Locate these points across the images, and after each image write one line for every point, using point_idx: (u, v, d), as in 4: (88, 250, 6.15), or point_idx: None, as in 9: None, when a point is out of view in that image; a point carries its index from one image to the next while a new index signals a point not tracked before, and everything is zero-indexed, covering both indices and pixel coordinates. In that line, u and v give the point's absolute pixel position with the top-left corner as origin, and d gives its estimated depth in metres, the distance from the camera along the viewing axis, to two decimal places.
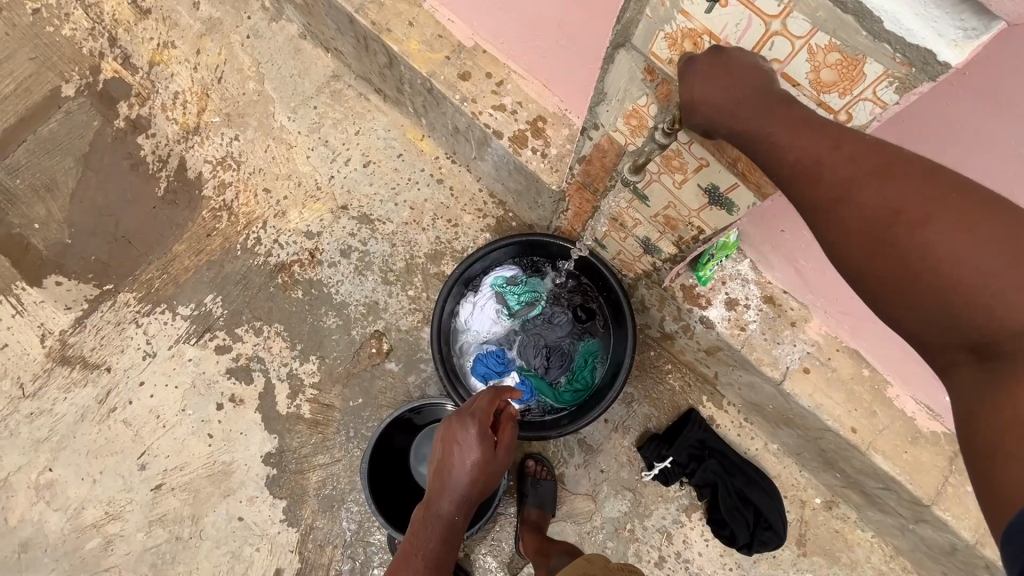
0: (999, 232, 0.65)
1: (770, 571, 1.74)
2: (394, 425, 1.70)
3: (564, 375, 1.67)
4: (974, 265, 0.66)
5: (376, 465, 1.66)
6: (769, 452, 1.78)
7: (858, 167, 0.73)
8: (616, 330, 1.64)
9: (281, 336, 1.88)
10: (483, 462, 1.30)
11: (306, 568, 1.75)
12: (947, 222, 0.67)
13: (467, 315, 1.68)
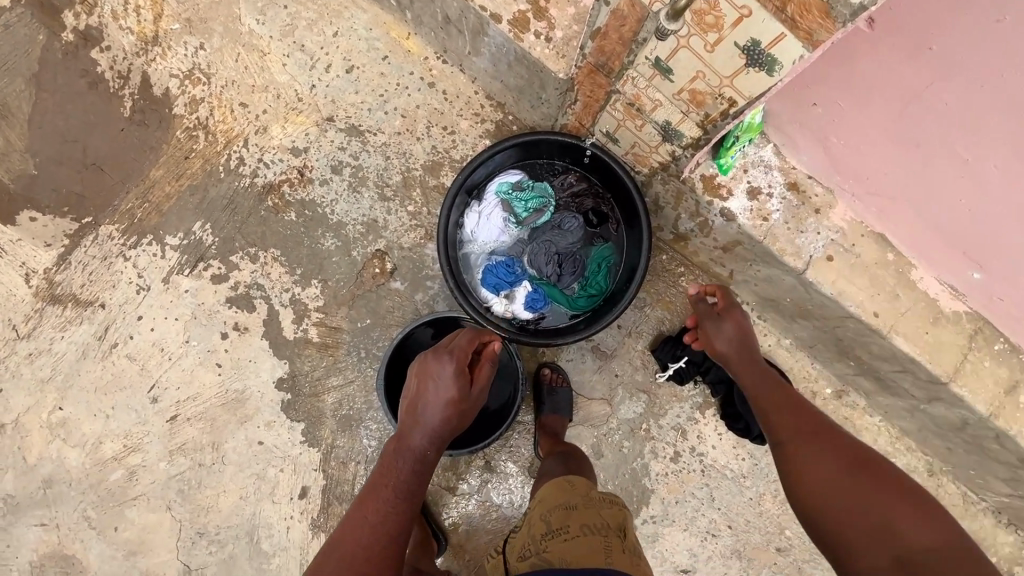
0: (925, 523, 0.90)
1: None
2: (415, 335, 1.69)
3: (577, 281, 1.62)
4: (903, 528, 0.89)
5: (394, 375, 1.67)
6: (782, 348, 1.79)
7: (831, 439, 1.08)
8: (631, 230, 1.58)
9: (278, 261, 1.81)
10: (459, 399, 1.27)
11: (331, 485, 1.78)
12: (887, 496, 0.95)
13: (473, 227, 1.62)
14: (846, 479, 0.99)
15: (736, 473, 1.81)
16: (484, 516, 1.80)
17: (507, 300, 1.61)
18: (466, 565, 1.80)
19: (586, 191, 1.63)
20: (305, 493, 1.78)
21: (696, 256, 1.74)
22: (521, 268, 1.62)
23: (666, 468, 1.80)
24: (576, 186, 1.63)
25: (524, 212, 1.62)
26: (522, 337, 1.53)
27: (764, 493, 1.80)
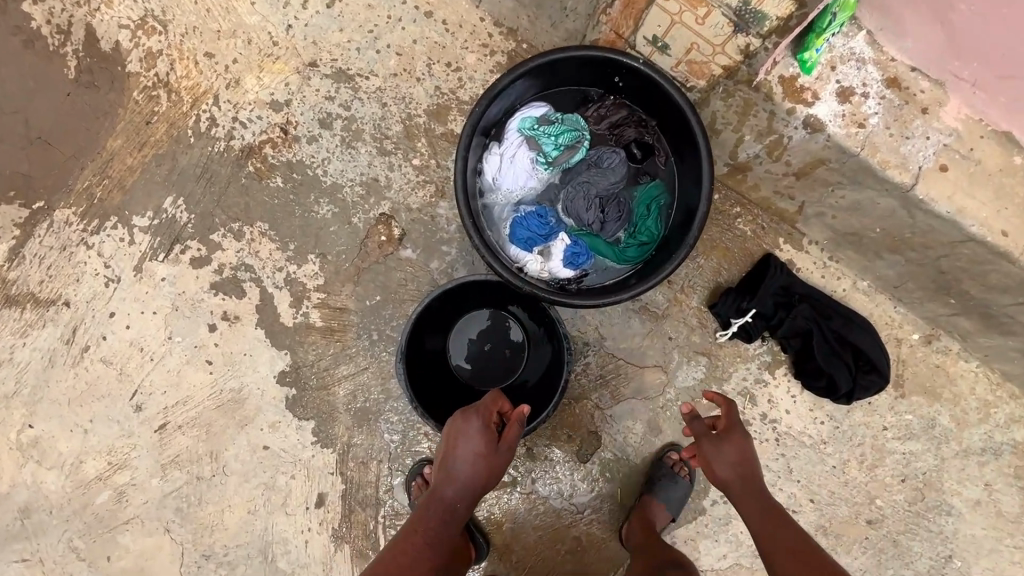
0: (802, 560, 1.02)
1: (866, 418, 1.57)
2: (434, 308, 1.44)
3: (623, 230, 1.37)
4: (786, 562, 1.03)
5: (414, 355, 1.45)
6: (859, 292, 1.54)
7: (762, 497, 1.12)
8: (684, 162, 1.31)
9: (267, 236, 1.55)
10: (488, 456, 1.12)
11: (352, 489, 1.55)
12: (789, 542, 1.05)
13: (494, 172, 1.34)
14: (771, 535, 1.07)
15: (815, 439, 1.57)
16: (530, 510, 1.57)
17: (543, 258, 1.35)
18: (513, 568, 1.57)
19: (626, 120, 1.36)
20: (322, 501, 1.55)
21: (756, 191, 1.49)
22: (555, 219, 1.36)
23: None
24: (613, 116, 1.37)
25: (555, 149, 1.34)
26: (566, 298, 1.25)
27: (849, 459, 1.57)
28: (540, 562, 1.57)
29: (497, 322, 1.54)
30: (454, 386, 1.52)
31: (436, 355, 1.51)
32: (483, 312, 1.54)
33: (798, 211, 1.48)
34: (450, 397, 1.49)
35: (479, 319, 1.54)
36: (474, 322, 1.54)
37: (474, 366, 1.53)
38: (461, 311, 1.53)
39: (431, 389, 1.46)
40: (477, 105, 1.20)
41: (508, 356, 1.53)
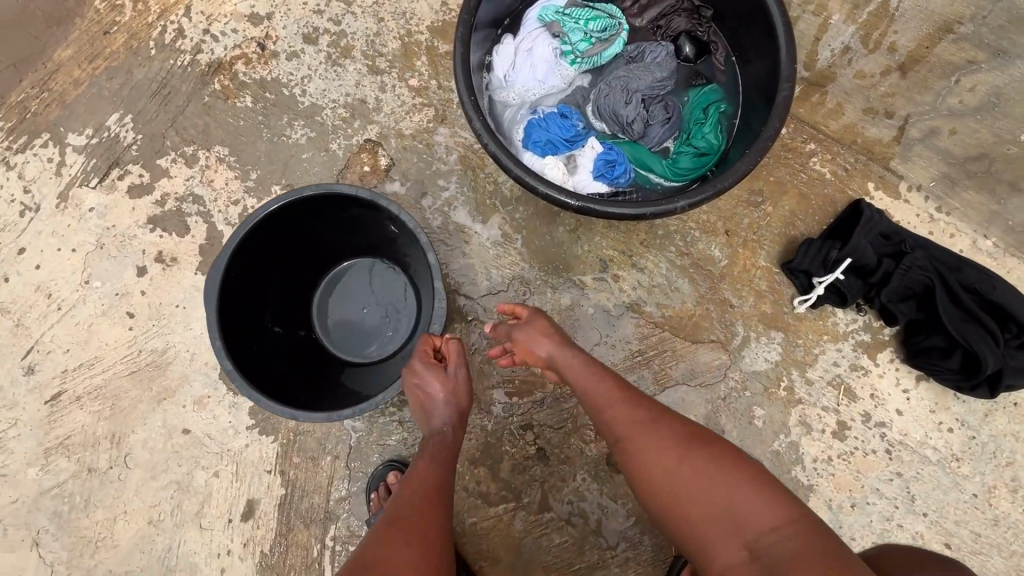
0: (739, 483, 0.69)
1: (1014, 427, 1.12)
2: (299, 222, 1.05)
3: (672, 137, 1.09)
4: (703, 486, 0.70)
5: (269, 268, 1.06)
6: (983, 253, 1.16)
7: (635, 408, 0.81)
8: (750, 52, 1.03)
9: (226, 164, 1.26)
10: (451, 388, 0.93)
11: (293, 497, 1.12)
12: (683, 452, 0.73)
13: (507, 66, 1.06)
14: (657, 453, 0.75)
15: (942, 455, 1.12)
16: (539, 543, 1.11)
17: (568, 169, 1.05)
18: None
19: (674, 10, 1.10)
20: (252, 512, 1.12)
21: (838, 118, 1.16)
22: (583, 123, 1.08)
23: (827, 452, 1.13)
24: (659, 5, 1.10)
25: (583, 38, 1.04)
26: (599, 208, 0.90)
27: (995, 486, 1.11)
28: None
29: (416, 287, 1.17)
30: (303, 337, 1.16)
31: (300, 283, 1.15)
32: (394, 269, 1.20)
33: (896, 141, 1.14)
34: (293, 347, 1.12)
35: (389, 274, 1.20)
36: (378, 273, 1.21)
37: (353, 327, 1.19)
38: (369, 251, 1.19)
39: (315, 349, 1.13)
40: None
41: (399, 334, 1.18)
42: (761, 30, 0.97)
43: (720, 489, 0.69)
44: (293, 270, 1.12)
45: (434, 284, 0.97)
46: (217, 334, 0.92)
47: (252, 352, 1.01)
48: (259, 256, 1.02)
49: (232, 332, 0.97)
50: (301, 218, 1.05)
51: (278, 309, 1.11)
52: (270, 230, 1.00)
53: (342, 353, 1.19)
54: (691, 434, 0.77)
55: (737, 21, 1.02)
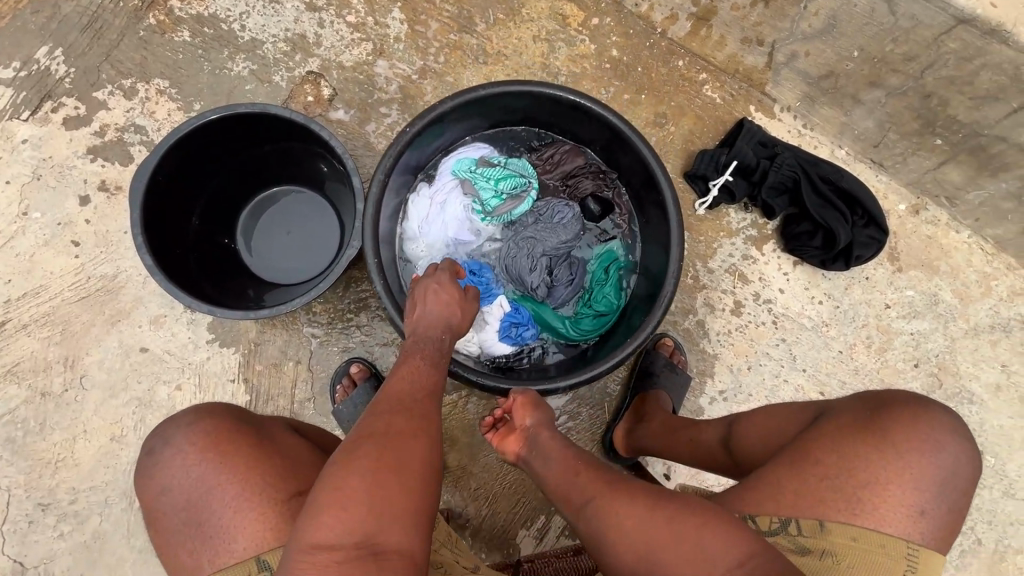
0: (703, 531, 0.68)
1: (867, 296, 1.40)
2: (226, 139, 1.09)
3: (575, 296, 1.19)
4: (661, 537, 0.69)
5: (197, 175, 1.10)
6: (839, 160, 1.43)
7: (583, 471, 0.80)
8: (649, 220, 1.15)
9: (167, 95, 1.29)
10: (462, 307, 0.97)
11: (258, 401, 1.19)
12: (644, 509, 0.72)
13: (422, 218, 1.15)
14: (620, 515, 0.73)
15: (815, 321, 1.38)
16: None
17: (473, 323, 1.13)
18: (473, 498, 1.21)
19: (582, 171, 1.19)
20: None
21: (722, 49, 1.40)
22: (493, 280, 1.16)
23: (727, 325, 1.35)
24: (568, 165, 1.19)
25: (494, 200, 1.16)
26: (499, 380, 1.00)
27: (855, 343, 1.38)
28: (507, 488, 1.22)
29: (331, 209, 1.25)
30: (226, 245, 1.21)
31: (227, 196, 1.20)
32: (320, 200, 1.25)
33: (767, 67, 1.39)
34: (223, 259, 1.19)
35: (315, 203, 1.25)
36: (304, 199, 1.26)
37: (273, 248, 1.24)
38: (295, 177, 1.24)
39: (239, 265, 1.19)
40: (410, 125, 1.02)
41: (317, 259, 1.23)
42: (658, 208, 1.10)
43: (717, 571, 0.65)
44: (221, 182, 1.17)
45: (359, 207, 1.04)
46: (138, 229, 0.97)
47: (172, 252, 1.06)
48: (188, 162, 1.07)
49: (153, 233, 1.02)
50: (229, 136, 1.08)
51: (203, 214, 1.16)
52: (198, 140, 1.05)
53: (257, 270, 1.22)
54: (669, 503, 0.72)
55: (641, 190, 1.14)
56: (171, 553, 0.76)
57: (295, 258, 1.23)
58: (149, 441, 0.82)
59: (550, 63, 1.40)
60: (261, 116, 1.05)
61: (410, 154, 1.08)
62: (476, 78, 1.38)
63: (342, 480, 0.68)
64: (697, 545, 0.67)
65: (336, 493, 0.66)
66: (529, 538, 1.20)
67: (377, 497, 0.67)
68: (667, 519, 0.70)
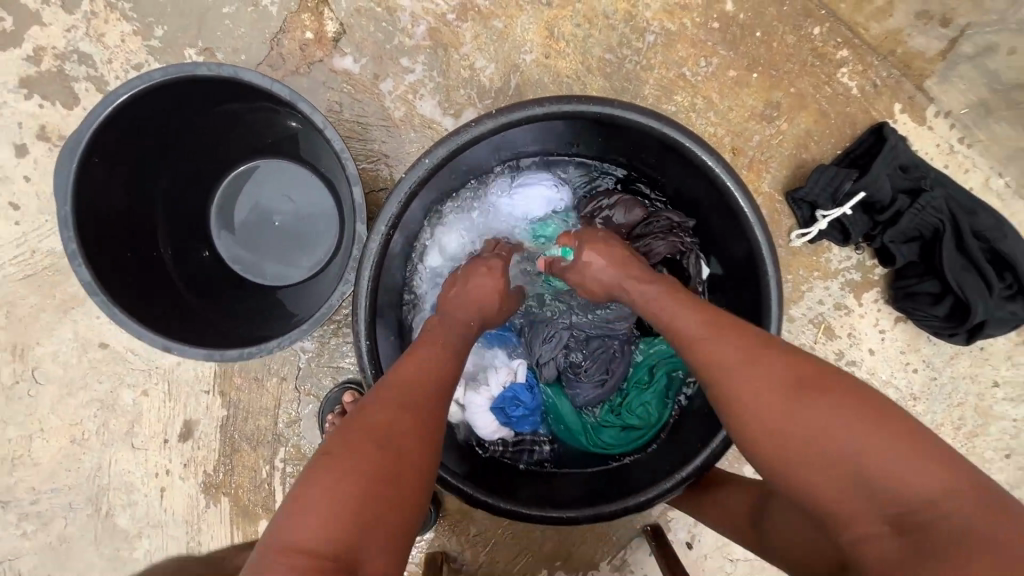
0: (841, 395, 0.53)
1: (973, 370, 1.14)
2: (183, 105, 0.81)
3: (602, 398, 0.90)
4: (825, 424, 0.52)
5: (150, 158, 0.85)
6: (993, 194, 1.08)
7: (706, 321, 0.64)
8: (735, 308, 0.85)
9: (118, 12, 0.96)
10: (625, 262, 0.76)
11: (237, 418, 1.03)
12: (789, 377, 0.56)
13: (447, 246, 0.89)
14: (768, 392, 0.56)
15: (902, 393, 1.14)
16: None
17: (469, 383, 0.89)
18: (471, 545, 1.09)
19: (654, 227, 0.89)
20: (191, 433, 1.02)
21: (882, 20, 1.01)
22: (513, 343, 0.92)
23: None
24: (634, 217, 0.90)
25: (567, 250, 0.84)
26: (504, 500, 0.76)
27: (942, 423, 1.15)
28: (510, 539, 1.09)
29: (322, 190, 0.98)
30: (200, 246, 0.97)
31: (195, 180, 0.94)
32: (317, 183, 0.98)
33: (941, 55, 1.01)
34: (194, 255, 0.95)
35: (311, 190, 0.99)
36: (297, 179, 0.99)
37: (261, 243, 0.99)
38: (285, 152, 0.97)
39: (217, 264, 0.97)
40: (429, 154, 0.72)
41: (309, 254, 0.98)
42: (749, 293, 0.80)
43: (909, 473, 0.48)
44: (182, 164, 0.91)
45: (356, 228, 0.78)
46: (70, 234, 0.74)
47: (126, 258, 0.83)
48: (135, 142, 0.81)
49: (95, 238, 0.78)
50: (186, 100, 0.80)
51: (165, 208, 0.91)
52: (144, 113, 0.78)
53: (236, 267, 0.99)
54: (817, 381, 0.54)
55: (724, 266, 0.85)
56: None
57: (281, 251, 0.99)
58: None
59: (637, 13, 1.02)
60: (225, 81, 0.77)
61: (432, 185, 0.79)
62: (533, 26, 1.01)
63: (365, 417, 0.58)
64: (843, 417, 0.51)
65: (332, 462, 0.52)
66: None
67: (405, 432, 0.57)
68: (828, 389, 0.54)
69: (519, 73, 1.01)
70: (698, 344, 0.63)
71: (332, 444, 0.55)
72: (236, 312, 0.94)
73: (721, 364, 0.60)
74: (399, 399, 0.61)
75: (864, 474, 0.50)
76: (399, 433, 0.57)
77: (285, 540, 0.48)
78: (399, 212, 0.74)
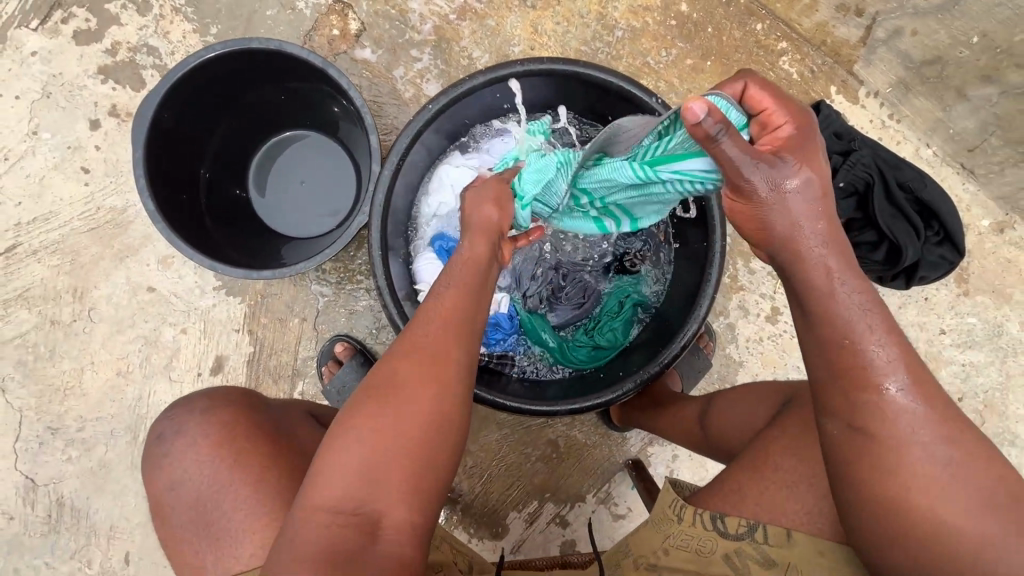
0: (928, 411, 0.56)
1: (921, 319, 1.26)
2: (237, 77, 1.00)
3: (577, 320, 1.04)
4: (896, 426, 0.56)
5: (204, 120, 1.02)
6: (923, 161, 1.25)
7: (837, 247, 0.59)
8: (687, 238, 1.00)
9: (182, 14, 1.17)
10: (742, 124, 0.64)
11: (261, 354, 1.16)
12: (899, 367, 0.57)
13: (451, 181, 1.05)
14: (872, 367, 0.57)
15: None
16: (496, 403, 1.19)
17: None
18: (468, 475, 1.19)
19: None
20: (221, 367, 1.16)
21: (812, 15, 1.19)
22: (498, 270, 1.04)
23: (758, 332, 1.25)
24: None
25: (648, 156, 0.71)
26: (485, 392, 0.89)
27: None
28: (503, 470, 1.20)
29: (343, 155, 1.17)
30: (238, 202, 1.14)
31: (235, 145, 1.12)
32: (339, 150, 1.17)
33: (862, 42, 1.19)
34: (233, 208, 1.13)
35: (334, 155, 1.17)
36: (322, 148, 1.18)
37: (288, 200, 1.17)
38: (313, 125, 1.16)
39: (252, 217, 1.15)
40: (431, 103, 0.91)
41: (330, 210, 1.16)
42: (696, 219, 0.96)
43: (957, 518, 0.55)
44: (228, 130, 1.09)
45: (372, 168, 0.95)
46: (141, 170, 0.91)
47: (179, 201, 1.00)
48: (195, 104, 0.98)
49: (160, 180, 0.95)
50: (240, 73, 0.99)
51: (210, 166, 1.09)
52: (205, 77, 0.95)
53: (267, 220, 1.16)
54: (928, 389, 0.57)
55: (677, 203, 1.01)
56: (179, 550, 0.79)
57: (305, 206, 1.16)
58: (155, 425, 0.85)
59: (607, 13, 1.23)
60: (272, 55, 0.96)
61: (433, 131, 0.97)
62: (521, 24, 1.21)
63: (386, 400, 0.65)
64: (915, 427, 0.56)
65: (346, 445, 0.63)
66: (519, 520, 1.20)
67: (417, 420, 0.65)
68: (920, 390, 0.57)
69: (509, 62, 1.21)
70: (850, 325, 0.57)
71: (355, 418, 0.65)
72: (267, 255, 1.11)
73: (863, 334, 0.57)
74: (421, 391, 0.66)
75: (948, 485, 0.55)
76: (413, 419, 0.65)
77: (314, 501, 0.61)
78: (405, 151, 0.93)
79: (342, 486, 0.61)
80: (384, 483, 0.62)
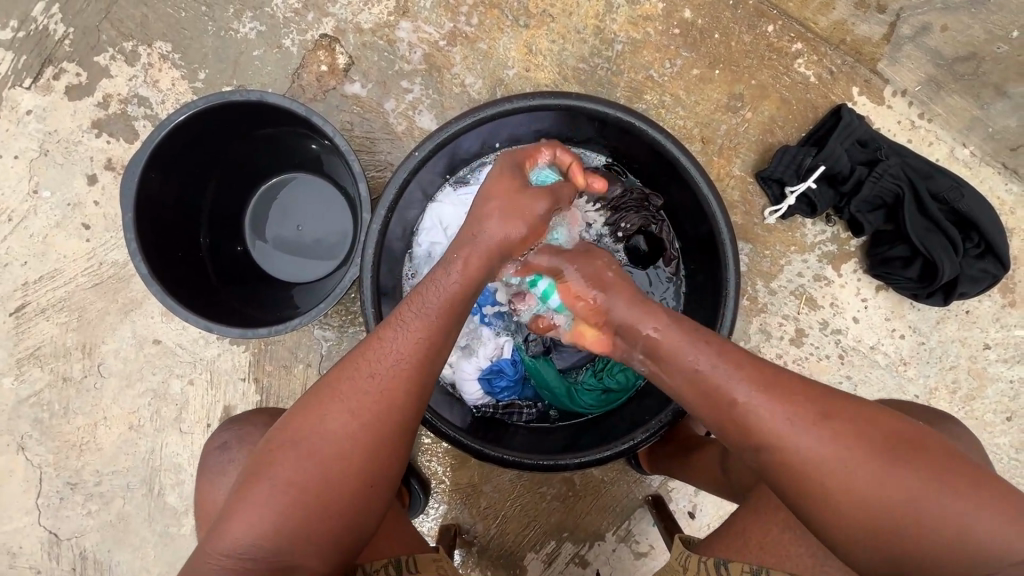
0: (845, 431, 0.62)
1: (962, 334, 1.17)
2: (222, 129, 0.98)
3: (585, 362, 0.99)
4: (826, 461, 0.61)
5: (193, 175, 1.01)
6: (959, 163, 1.14)
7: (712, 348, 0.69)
8: (702, 269, 0.95)
9: (169, 61, 1.16)
10: (521, 208, 0.77)
11: (268, 403, 1.15)
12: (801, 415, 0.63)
13: (442, 221, 1.01)
14: (780, 430, 0.63)
15: (891, 359, 1.16)
16: None
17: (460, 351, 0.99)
18: (482, 517, 1.16)
19: (623, 204, 1.01)
20: (229, 417, 1.15)
21: (827, 13, 1.11)
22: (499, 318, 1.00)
23: (783, 356, 1.16)
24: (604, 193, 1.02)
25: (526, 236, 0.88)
26: (485, 446, 0.86)
27: (937, 387, 1.17)
28: (518, 511, 1.16)
29: (337, 196, 1.14)
30: (237, 252, 1.13)
31: (229, 195, 1.10)
32: (333, 190, 1.14)
33: (885, 39, 1.10)
34: (230, 260, 1.11)
35: (328, 196, 1.14)
36: (316, 190, 1.15)
37: (285, 245, 1.14)
38: (304, 167, 1.13)
39: (250, 267, 1.13)
40: (418, 148, 0.86)
41: (328, 253, 1.13)
42: (709, 254, 0.91)
43: (931, 506, 0.58)
44: (221, 182, 1.07)
45: (362, 216, 0.91)
46: (131, 234, 0.89)
47: (175, 259, 0.99)
48: (181, 159, 0.96)
49: (151, 241, 0.94)
50: (223, 124, 0.97)
51: (208, 221, 1.08)
52: (188, 132, 0.93)
53: (265, 268, 1.14)
54: (834, 410, 0.63)
55: (686, 234, 0.96)
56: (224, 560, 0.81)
57: (303, 250, 1.14)
58: (217, 435, 0.87)
59: (605, 26, 1.16)
60: (255, 104, 0.93)
61: (423, 174, 0.92)
62: (513, 46, 1.16)
63: (308, 437, 0.65)
64: (847, 455, 0.60)
65: (268, 483, 0.63)
66: (537, 561, 1.16)
67: (336, 460, 0.64)
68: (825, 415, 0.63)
69: (503, 86, 1.16)
70: (722, 393, 0.66)
71: (280, 463, 0.64)
72: (267, 305, 1.09)
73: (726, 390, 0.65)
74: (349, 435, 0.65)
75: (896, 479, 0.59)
76: (334, 460, 0.64)
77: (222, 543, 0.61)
78: (396, 200, 0.88)
79: (255, 530, 0.61)
80: (300, 528, 0.62)
